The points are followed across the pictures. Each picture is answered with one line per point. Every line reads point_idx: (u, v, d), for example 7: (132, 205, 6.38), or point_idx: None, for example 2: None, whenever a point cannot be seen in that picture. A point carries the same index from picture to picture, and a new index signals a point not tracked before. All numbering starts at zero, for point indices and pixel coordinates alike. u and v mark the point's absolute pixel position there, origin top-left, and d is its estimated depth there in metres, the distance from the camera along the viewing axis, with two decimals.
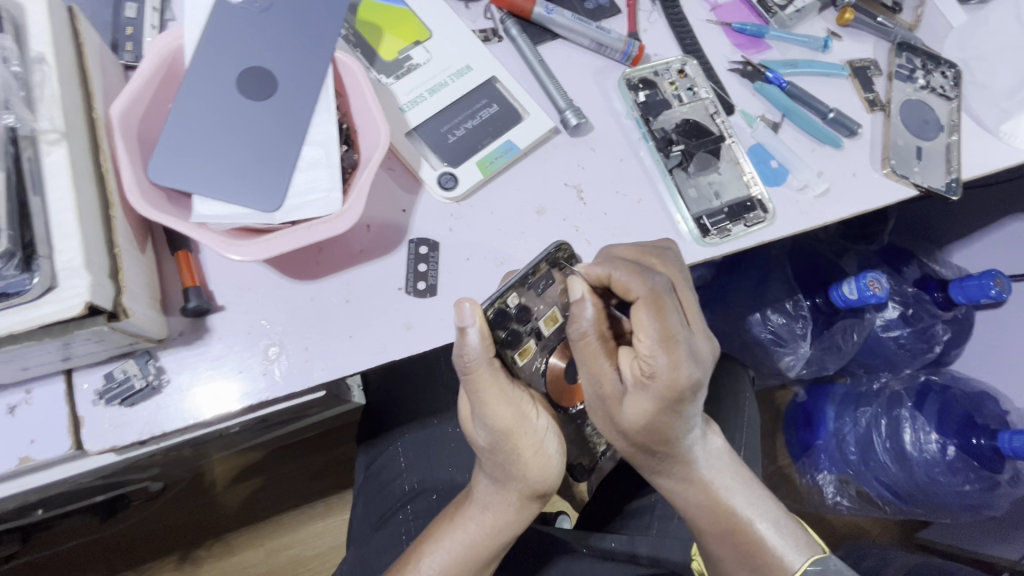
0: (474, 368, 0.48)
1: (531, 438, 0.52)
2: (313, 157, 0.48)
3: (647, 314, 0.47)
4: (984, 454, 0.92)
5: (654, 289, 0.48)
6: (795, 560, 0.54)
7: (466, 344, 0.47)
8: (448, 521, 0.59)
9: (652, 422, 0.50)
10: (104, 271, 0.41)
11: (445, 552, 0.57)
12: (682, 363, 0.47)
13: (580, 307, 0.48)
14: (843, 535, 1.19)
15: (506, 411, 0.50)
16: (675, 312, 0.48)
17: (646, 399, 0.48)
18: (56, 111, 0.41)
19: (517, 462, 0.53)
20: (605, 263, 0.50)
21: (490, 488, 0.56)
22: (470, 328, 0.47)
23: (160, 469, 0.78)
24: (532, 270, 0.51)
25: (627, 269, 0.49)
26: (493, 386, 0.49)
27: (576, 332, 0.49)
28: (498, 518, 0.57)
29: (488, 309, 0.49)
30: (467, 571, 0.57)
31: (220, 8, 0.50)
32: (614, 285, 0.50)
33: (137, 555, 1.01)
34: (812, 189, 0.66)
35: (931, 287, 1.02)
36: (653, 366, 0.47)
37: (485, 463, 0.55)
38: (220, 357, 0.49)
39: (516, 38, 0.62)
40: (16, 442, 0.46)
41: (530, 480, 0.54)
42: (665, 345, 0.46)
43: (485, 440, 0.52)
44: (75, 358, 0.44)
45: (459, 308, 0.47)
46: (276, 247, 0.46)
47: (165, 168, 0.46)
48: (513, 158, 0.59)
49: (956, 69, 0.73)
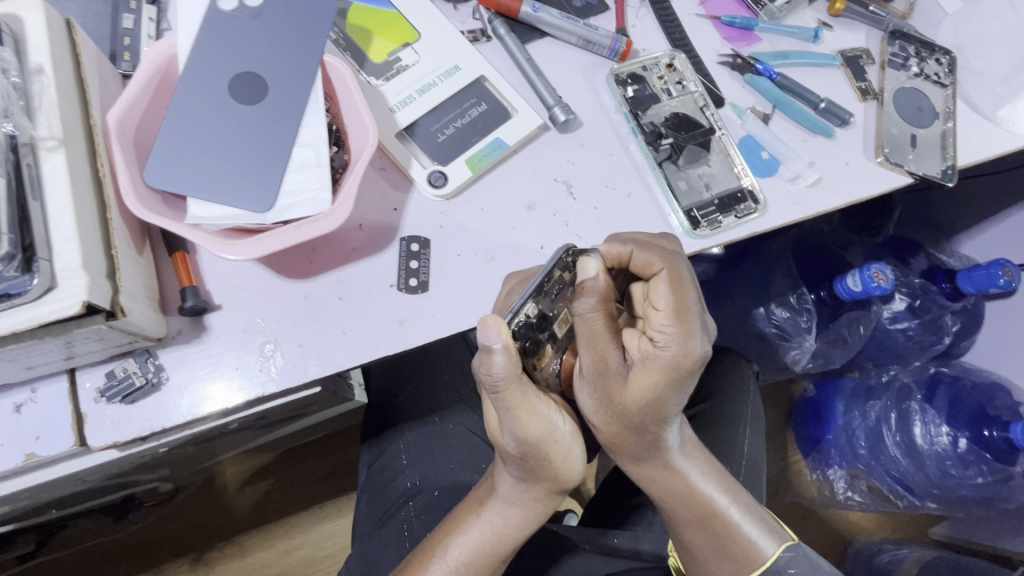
0: (503, 387, 0.46)
1: (561, 446, 0.50)
2: (303, 158, 0.50)
3: (666, 285, 0.49)
4: (996, 446, 0.90)
5: (673, 264, 0.50)
6: (768, 546, 0.56)
7: (491, 363, 0.44)
8: (472, 513, 0.57)
9: (656, 399, 0.49)
10: (102, 271, 0.42)
11: (472, 544, 0.56)
12: (695, 334, 0.48)
13: (593, 283, 0.46)
14: (852, 530, 1.18)
15: (536, 421, 0.48)
16: (691, 288, 0.49)
17: (656, 372, 0.48)
18: (54, 119, 0.42)
19: (547, 466, 0.51)
20: (625, 243, 0.51)
21: (517, 486, 0.55)
22: (495, 349, 0.44)
23: (170, 469, 0.79)
24: (547, 276, 0.50)
25: (645, 245, 0.51)
26: (522, 403, 0.47)
27: (584, 307, 0.46)
28: (526, 513, 0.56)
29: (511, 324, 0.48)
30: (491, 563, 0.56)
31: (213, 16, 0.51)
32: (631, 264, 0.51)
33: (151, 557, 1.03)
34: (804, 178, 0.66)
35: (938, 278, 1.01)
36: (667, 336, 0.47)
37: (512, 463, 0.53)
38: (218, 356, 0.51)
39: (504, 38, 0.63)
40: (23, 439, 0.47)
41: (560, 479, 0.53)
42: (681, 315, 0.48)
43: (514, 448, 0.50)
44: (78, 357, 0.46)
45: (484, 327, 0.43)
46: (268, 246, 0.47)
47: (160, 173, 0.48)
48: (502, 155, 0.59)
49: (951, 56, 0.73)
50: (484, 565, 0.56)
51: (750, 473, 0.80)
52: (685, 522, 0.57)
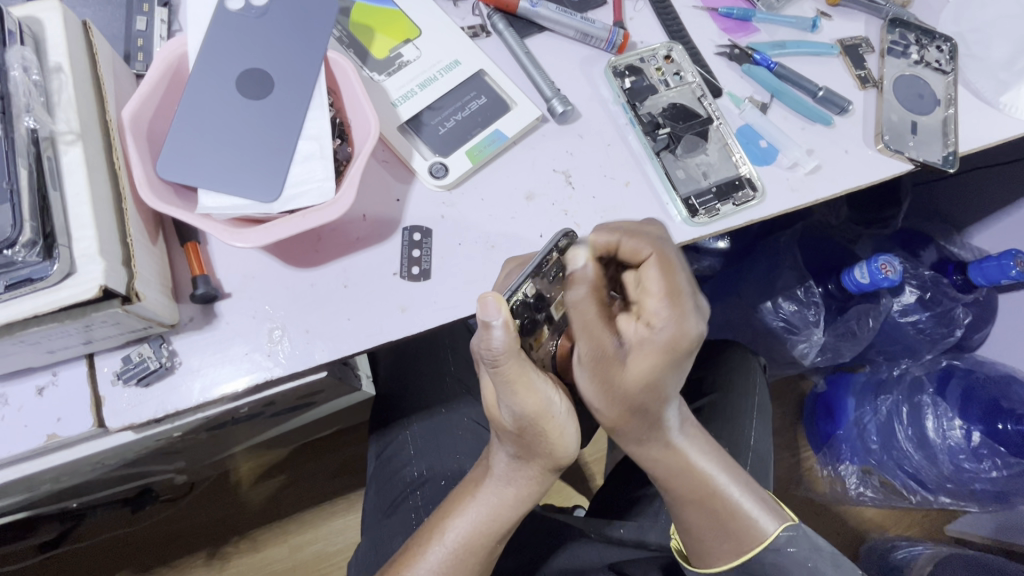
0: (501, 360, 0.47)
1: (556, 422, 0.51)
2: (308, 149, 0.52)
3: (656, 269, 0.49)
4: (1011, 441, 0.88)
5: (661, 249, 0.50)
6: (769, 525, 0.57)
7: (490, 338, 0.45)
8: (468, 494, 0.58)
9: (655, 381, 0.49)
10: (117, 258, 0.44)
11: (469, 524, 0.57)
12: (689, 315, 0.48)
13: (581, 273, 0.50)
14: (868, 528, 1.15)
15: (532, 396, 0.49)
16: (680, 271, 0.50)
17: (654, 354, 0.48)
18: (72, 115, 0.44)
19: (543, 442, 0.53)
20: (613, 231, 0.51)
21: (511, 464, 0.56)
22: (495, 325, 0.45)
23: (185, 461, 0.82)
24: (545, 258, 0.51)
25: (633, 233, 0.51)
26: (520, 378, 0.48)
27: (575, 295, 0.50)
28: (520, 491, 0.57)
29: (510, 301, 0.49)
30: (489, 543, 0.57)
31: (221, 16, 0.54)
32: (619, 253, 0.51)
33: (169, 551, 1.06)
34: (802, 166, 0.66)
35: (949, 270, 0.99)
36: (661, 319, 0.47)
37: (507, 440, 0.54)
38: (227, 341, 0.52)
39: (503, 32, 0.65)
40: (44, 422, 0.49)
41: (555, 455, 0.54)
42: (674, 297, 0.48)
43: (511, 424, 0.51)
44: (96, 342, 0.48)
45: (483, 304, 0.44)
46: (275, 234, 0.49)
47: (172, 165, 0.50)
48: (501, 146, 0.61)
49: (952, 43, 0.73)
50: (481, 545, 0.57)
51: (757, 463, 0.80)
52: (683, 506, 0.57)
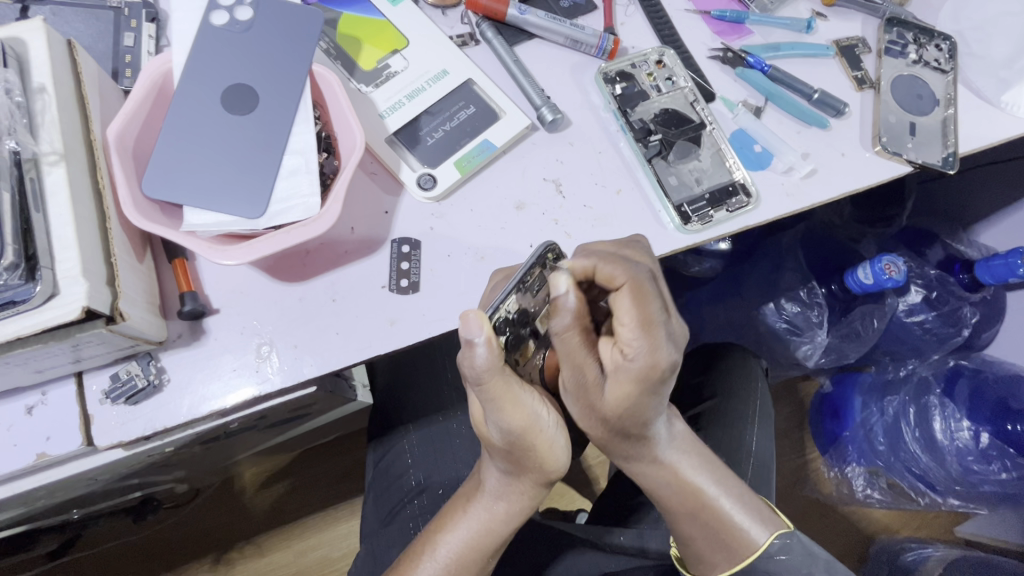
0: (486, 379, 0.46)
1: (545, 438, 0.51)
2: (293, 164, 0.51)
3: (629, 299, 0.47)
4: (1020, 441, 0.86)
5: (636, 276, 0.48)
6: (760, 534, 0.57)
7: (473, 356, 0.45)
8: (460, 509, 0.58)
9: (631, 406, 0.49)
10: (101, 278, 0.44)
11: (459, 540, 0.56)
12: (662, 345, 0.46)
13: (564, 301, 0.46)
14: (875, 530, 1.13)
15: (520, 413, 0.49)
16: (657, 298, 0.47)
17: (628, 382, 0.47)
18: (56, 136, 0.44)
19: (531, 458, 0.52)
20: (589, 256, 0.49)
21: (502, 480, 0.55)
22: (478, 341, 0.44)
23: (184, 471, 0.82)
24: (527, 272, 0.50)
25: (610, 258, 0.49)
26: (505, 395, 0.47)
27: (560, 325, 0.47)
28: (511, 507, 0.56)
29: (494, 318, 0.49)
30: (479, 559, 0.57)
31: (207, 31, 0.54)
32: (597, 277, 0.49)
33: (174, 557, 1.06)
34: (798, 170, 0.65)
35: (955, 269, 0.99)
36: (634, 349, 0.46)
37: (498, 457, 0.54)
38: (215, 357, 0.52)
39: (492, 41, 0.64)
40: (34, 440, 0.50)
41: (544, 471, 0.54)
42: (647, 327, 0.46)
43: (500, 440, 0.51)
44: (84, 360, 0.48)
45: (466, 320, 0.44)
46: (259, 250, 0.49)
47: (157, 184, 0.50)
48: (490, 156, 0.60)
49: (952, 41, 0.71)
50: (473, 559, 0.57)
51: (759, 468, 0.79)
52: (681, 511, 0.57)
